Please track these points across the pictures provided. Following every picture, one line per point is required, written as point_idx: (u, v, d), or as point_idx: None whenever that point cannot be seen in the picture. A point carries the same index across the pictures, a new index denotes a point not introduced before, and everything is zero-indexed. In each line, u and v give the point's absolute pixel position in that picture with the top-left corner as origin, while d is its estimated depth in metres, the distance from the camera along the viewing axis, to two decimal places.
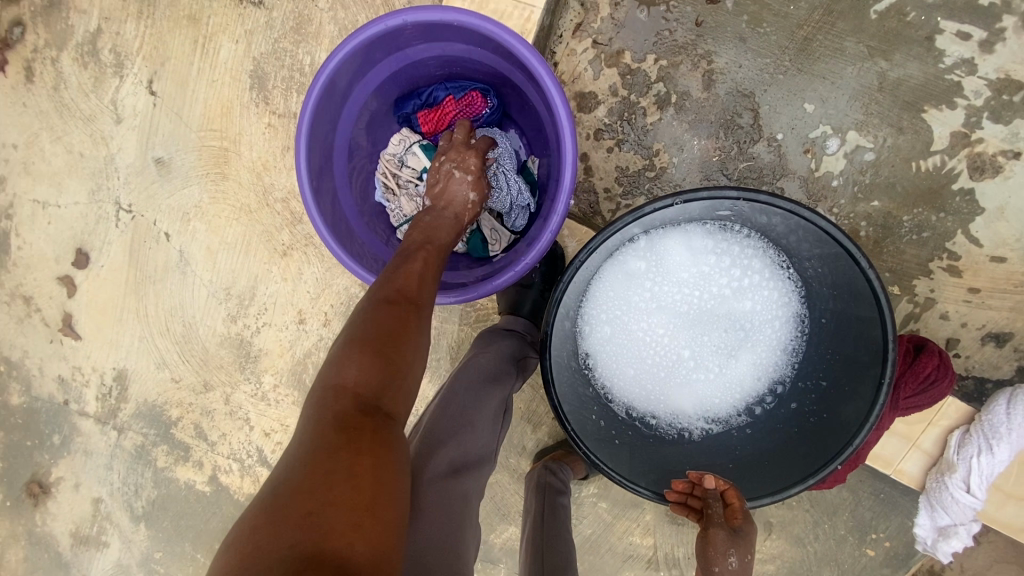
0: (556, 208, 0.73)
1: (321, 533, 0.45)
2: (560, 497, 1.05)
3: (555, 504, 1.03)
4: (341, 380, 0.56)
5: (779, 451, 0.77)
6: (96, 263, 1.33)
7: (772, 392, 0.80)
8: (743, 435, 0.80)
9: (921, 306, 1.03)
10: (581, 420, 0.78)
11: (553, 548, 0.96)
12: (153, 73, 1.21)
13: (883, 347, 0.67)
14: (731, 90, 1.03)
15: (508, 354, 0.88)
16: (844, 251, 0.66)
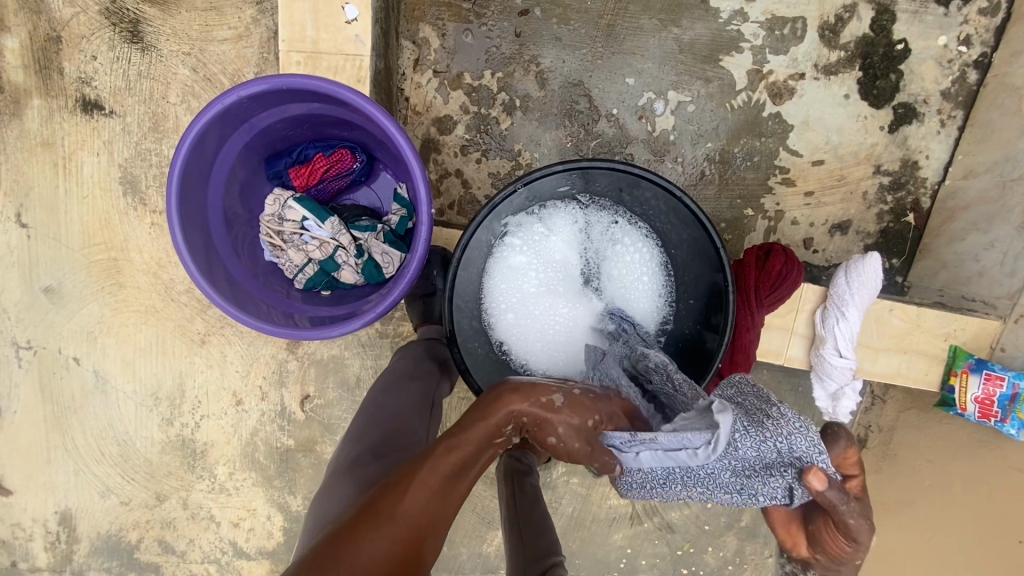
0: (420, 220, 0.78)
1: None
2: (526, 479, 1.10)
3: (522, 486, 1.08)
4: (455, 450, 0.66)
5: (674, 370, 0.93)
6: (8, 411, 1.27)
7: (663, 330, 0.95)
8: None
9: (774, 219, 1.20)
10: None
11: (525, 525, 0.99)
12: (20, 206, 1.20)
13: (715, 247, 0.84)
14: (563, 83, 1.16)
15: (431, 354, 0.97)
16: (653, 182, 0.84)
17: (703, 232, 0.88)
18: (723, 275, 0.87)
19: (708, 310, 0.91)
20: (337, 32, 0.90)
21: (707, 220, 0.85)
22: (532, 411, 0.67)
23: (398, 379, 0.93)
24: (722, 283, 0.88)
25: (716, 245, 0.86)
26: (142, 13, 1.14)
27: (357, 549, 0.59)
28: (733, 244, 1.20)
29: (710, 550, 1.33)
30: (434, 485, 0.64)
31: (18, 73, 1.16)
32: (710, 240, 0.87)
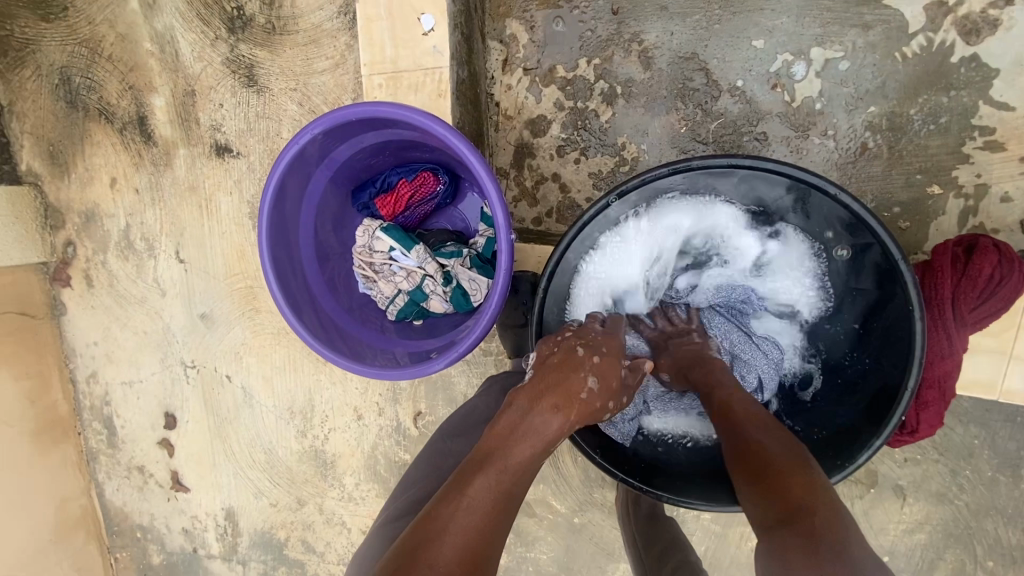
0: (499, 249, 0.70)
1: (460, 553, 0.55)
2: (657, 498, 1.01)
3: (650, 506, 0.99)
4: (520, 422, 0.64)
5: (836, 395, 0.79)
6: (183, 420, 1.47)
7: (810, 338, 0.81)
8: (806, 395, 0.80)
9: (973, 197, 0.91)
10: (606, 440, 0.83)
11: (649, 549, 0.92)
12: (178, 244, 1.37)
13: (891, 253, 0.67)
14: (672, 59, 0.99)
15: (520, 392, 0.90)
16: (788, 177, 0.70)
17: (870, 233, 0.70)
18: (905, 294, 0.68)
19: (884, 329, 0.73)
20: (415, 46, 0.86)
21: (878, 220, 0.68)
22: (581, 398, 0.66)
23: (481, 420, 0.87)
24: (904, 300, 0.69)
25: (894, 254, 0.68)
26: (255, 56, 1.22)
27: (443, 519, 0.57)
28: (913, 234, 0.93)
29: None
30: (484, 501, 0.59)
31: (167, 127, 1.31)
32: (883, 246, 0.69)
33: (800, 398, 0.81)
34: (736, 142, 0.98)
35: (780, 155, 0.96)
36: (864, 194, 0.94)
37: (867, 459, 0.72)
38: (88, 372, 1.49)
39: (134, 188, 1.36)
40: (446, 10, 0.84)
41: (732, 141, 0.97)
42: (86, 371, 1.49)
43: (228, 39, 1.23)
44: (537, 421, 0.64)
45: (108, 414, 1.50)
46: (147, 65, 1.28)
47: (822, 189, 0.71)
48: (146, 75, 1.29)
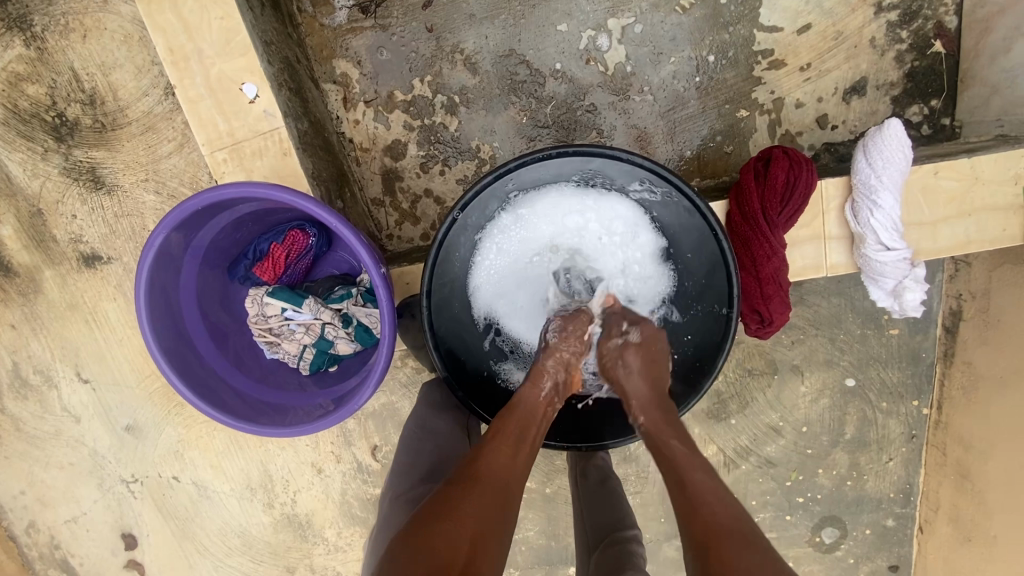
0: (372, 284, 0.75)
1: (500, 469, 0.68)
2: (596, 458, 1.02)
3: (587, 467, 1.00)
4: (539, 375, 0.78)
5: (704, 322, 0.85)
6: (142, 536, 1.41)
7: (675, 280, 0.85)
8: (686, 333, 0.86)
9: (774, 110, 1.05)
10: None
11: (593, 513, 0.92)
12: (77, 366, 1.31)
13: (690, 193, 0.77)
14: (494, 59, 1.07)
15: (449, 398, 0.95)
16: (593, 156, 0.78)
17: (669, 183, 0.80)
18: (707, 221, 0.80)
19: (707, 260, 0.82)
20: (246, 115, 0.88)
21: (671, 173, 0.78)
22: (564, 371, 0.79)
23: (417, 434, 0.89)
24: (710, 229, 0.80)
25: (690, 194, 0.79)
26: (94, 158, 1.18)
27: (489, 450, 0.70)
28: (737, 155, 1.07)
29: (822, 472, 1.24)
30: (512, 448, 0.71)
31: (23, 254, 1.24)
32: (682, 191, 0.79)
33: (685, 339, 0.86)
34: (573, 118, 1.07)
35: (612, 119, 1.06)
36: (690, 133, 1.07)
37: (727, 359, 0.82)
38: (25, 524, 1.40)
39: (9, 323, 1.28)
40: (265, 74, 0.87)
41: (568, 117, 1.07)
42: (22, 523, 1.40)
43: (60, 148, 1.18)
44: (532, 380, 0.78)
45: (61, 558, 1.42)
46: None
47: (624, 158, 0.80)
48: None
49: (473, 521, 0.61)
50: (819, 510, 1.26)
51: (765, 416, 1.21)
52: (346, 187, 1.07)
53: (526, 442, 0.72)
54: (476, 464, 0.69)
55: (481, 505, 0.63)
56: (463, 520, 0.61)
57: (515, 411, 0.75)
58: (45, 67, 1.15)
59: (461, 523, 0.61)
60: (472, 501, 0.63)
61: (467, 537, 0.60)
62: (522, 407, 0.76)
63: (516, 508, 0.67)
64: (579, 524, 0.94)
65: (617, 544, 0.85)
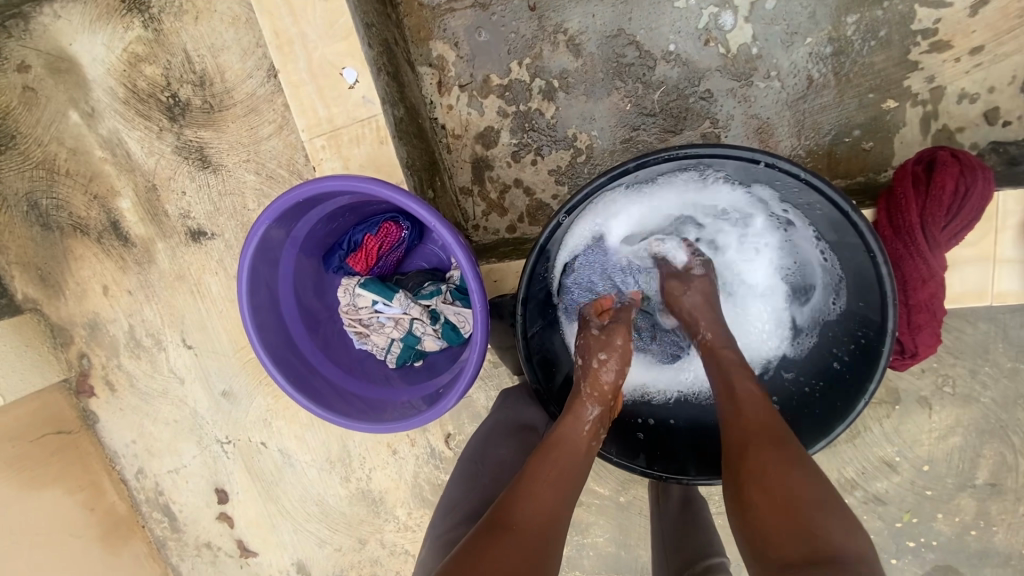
0: (468, 287, 0.72)
1: (536, 516, 0.61)
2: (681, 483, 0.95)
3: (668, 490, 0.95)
4: (572, 408, 0.72)
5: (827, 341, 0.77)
6: (233, 493, 1.51)
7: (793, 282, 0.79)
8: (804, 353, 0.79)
9: (930, 102, 0.90)
10: (618, 434, 0.83)
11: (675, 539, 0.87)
12: (182, 332, 1.40)
13: (844, 208, 0.66)
14: (601, 40, 0.98)
15: (532, 403, 0.91)
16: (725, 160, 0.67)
17: (813, 189, 0.69)
18: (864, 241, 0.67)
19: (849, 277, 0.72)
20: (345, 101, 0.86)
21: (821, 179, 0.66)
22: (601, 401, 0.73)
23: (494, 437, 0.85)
24: (864, 246, 0.68)
25: (843, 204, 0.67)
26: (202, 137, 1.23)
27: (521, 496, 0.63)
28: (878, 152, 0.92)
29: (943, 518, 1.09)
30: (548, 493, 0.64)
31: (139, 226, 1.32)
32: (832, 199, 0.68)
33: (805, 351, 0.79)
34: (684, 106, 0.97)
35: (730, 108, 0.95)
36: (822, 126, 0.93)
37: (869, 403, 0.71)
38: (135, 470, 1.54)
39: (127, 289, 1.39)
40: (365, 59, 0.84)
41: (679, 106, 0.97)
42: (132, 469, 1.54)
43: (173, 128, 1.24)
44: (575, 413, 0.71)
45: (164, 503, 1.55)
46: (104, 171, 1.30)
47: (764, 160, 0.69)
48: (107, 181, 1.31)
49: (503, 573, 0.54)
50: (932, 558, 1.11)
51: (880, 448, 1.07)
52: (437, 176, 1.03)
53: (564, 486, 0.65)
54: (507, 511, 0.61)
55: (516, 554, 0.56)
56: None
57: (552, 447, 0.68)
58: (162, 49, 1.20)
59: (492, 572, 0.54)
60: (504, 547, 0.57)
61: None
62: (563, 441, 0.69)
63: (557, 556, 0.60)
64: (655, 549, 0.89)
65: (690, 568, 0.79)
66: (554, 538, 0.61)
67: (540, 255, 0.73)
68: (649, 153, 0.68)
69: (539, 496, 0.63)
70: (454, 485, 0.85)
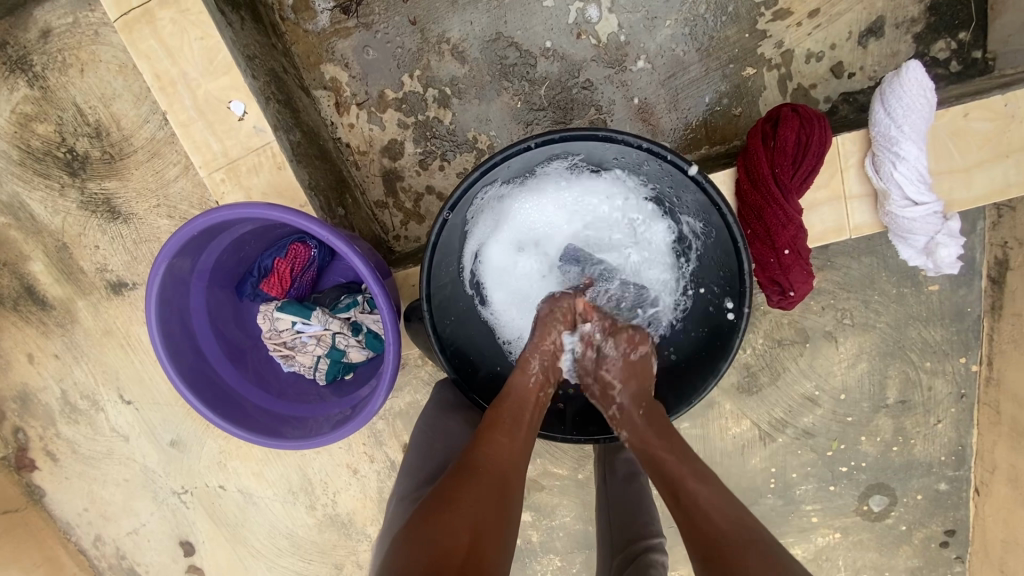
0: (371, 293, 0.75)
1: (497, 469, 0.68)
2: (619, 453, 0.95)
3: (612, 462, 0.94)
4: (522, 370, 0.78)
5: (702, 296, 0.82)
6: (198, 542, 1.47)
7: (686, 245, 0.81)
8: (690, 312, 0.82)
9: (783, 65, 0.99)
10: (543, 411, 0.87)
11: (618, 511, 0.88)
12: (119, 388, 1.36)
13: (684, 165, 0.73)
14: (482, 45, 1.03)
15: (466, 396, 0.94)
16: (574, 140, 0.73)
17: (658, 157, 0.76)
18: (709, 195, 0.75)
19: (710, 233, 0.79)
20: (237, 133, 0.88)
21: (661, 147, 0.74)
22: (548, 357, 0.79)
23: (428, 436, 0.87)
24: (710, 201, 0.76)
25: (685, 166, 0.75)
26: (107, 189, 1.21)
27: (481, 450, 0.69)
28: (747, 117, 1.01)
29: (865, 439, 1.19)
30: (508, 446, 0.71)
31: (56, 287, 1.29)
32: (676, 164, 0.76)
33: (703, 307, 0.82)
34: (569, 97, 1.03)
35: (610, 93, 1.02)
36: (694, 99, 1.01)
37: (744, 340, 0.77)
38: (91, 539, 1.48)
39: (52, 354, 1.35)
40: (250, 90, 0.87)
41: (564, 97, 1.03)
42: (89, 538, 1.48)
43: (76, 183, 1.22)
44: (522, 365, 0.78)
45: (128, 567, 1.50)
46: (10, 237, 1.26)
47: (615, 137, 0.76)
48: (14, 247, 1.27)
49: (472, 513, 0.61)
50: (864, 478, 1.21)
51: (800, 386, 1.16)
52: (346, 194, 1.06)
53: (518, 438, 0.72)
54: (472, 456, 0.69)
55: (483, 496, 0.64)
56: (459, 515, 0.61)
57: (506, 405, 0.75)
58: (51, 106, 1.18)
59: (461, 514, 0.61)
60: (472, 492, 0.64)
61: (466, 530, 0.59)
62: (511, 396, 0.76)
63: (517, 497, 0.67)
64: (600, 527, 0.89)
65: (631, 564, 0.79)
66: (513, 484, 0.68)
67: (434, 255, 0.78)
68: (506, 145, 0.73)
69: (499, 451, 0.70)
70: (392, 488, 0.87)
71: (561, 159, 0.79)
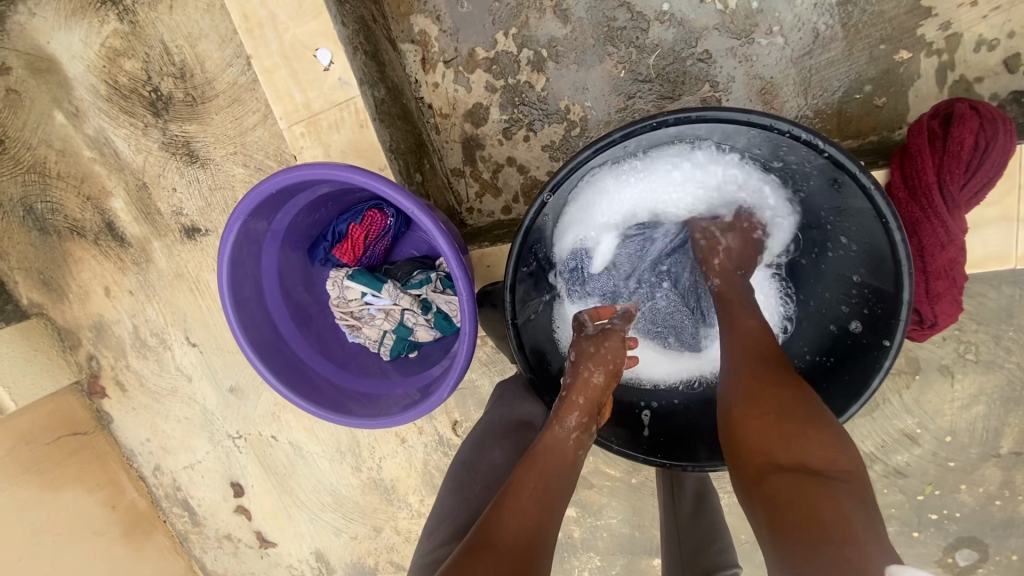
0: (452, 276, 0.68)
1: (520, 539, 0.59)
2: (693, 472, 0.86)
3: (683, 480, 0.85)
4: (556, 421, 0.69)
5: (824, 313, 0.73)
6: (247, 485, 1.52)
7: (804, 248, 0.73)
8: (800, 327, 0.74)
9: (948, 49, 0.83)
10: (620, 422, 0.79)
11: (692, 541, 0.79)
12: (186, 330, 1.39)
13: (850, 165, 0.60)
14: (589, 3, 0.92)
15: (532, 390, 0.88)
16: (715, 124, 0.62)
17: (812, 150, 0.63)
18: (874, 203, 0.61)
19: (863, 241, 0.66)
20: (321, 84, 0.82)
21: (821, 138, 0.61)
22: (587, 399, 0.70)
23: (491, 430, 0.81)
24: (872, 211, 0.63)
25: (849, 164, 0.61)
26: (187, 132, 1.20)
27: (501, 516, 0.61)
28: (892, 109, 0.86)
29: (967, 489, 1.05)
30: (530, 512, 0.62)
31: (134, 225, 1.31)
32: (837, 160, 0.62)
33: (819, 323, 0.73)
34: (681, 70, 0.91)
35: (730, 69, 0.89)
36: (831, 82, 0.87)
37: (885, 380, 0.66)
38: (151, 467, 1.56)
39: (128, 290, 1.38)
40: (338, 37, 0.80)
41: (675, 70, 0.91)
42: (149, 466, 1.56)
43: (158, 123, 1.21)
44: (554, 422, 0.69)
45: (182, 498, 1.57)
46: (94, 171, 1.28)
47: (761, 123, 0.63)
48: (98, 182, 1.29)
49: None
50: (957, 531, 1.07)
51: (900, 421, 1.03)
52: (424, 158, 0.99)
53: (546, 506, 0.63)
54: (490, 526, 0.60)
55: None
56: None
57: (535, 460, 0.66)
58: (140, 42, 1.17)
59: None
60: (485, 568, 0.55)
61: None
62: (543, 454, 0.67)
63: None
64: (666, 541, 0.81)
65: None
66: (540, 556, 0.59)
67: (526, 241, 0.70)
68: (632, 122, 0.63)
69: (523, 516, 0.61)
70: (451, 477, 0.84)
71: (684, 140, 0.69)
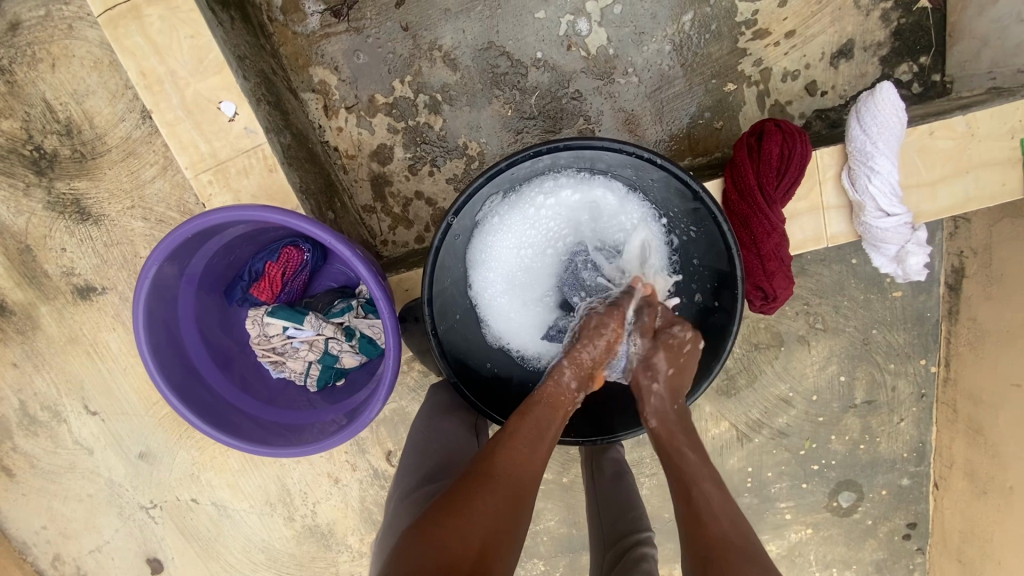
0: (374, 298, 0.74)
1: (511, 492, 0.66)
2: (608, 451, 0.98)
3: (599, 461, 0.97)
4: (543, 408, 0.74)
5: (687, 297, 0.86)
6: (167, 559, 1.40)
7: (672, 248, 0.84)
8: (677, 314, 0.85)
9: (760, 82, 1.04)
10: None
11: (611, 516, 0.88)
12: (83, 398, 1.29)
13: (683, 173, 0.74)
14: (474, 53, 1.05)
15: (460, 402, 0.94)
16: (580, 149, 0.74)
17: (656, 165, 0.78)
18: (705, 204, 0.78)
19: (704, 238, 0.81)
20: (226, 134, 0.86)
21: (661, 158, 0.76)
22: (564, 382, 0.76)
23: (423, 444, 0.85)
24: (705, 209, 0.78)
25: (682, 176, 0.77)
26: (77, 189, 1.16)
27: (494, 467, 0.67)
28: (728, 129, 1.05)
29: (835, 438, 1.24)
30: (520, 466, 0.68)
31: (16, 291, 1.22)
32: (673, 174, 0.78)
33: (690, 308, 0.84)
34: (559, 106, 1.05)
35: (598, 105, 1.05)
36: (679, 111, 1.05)
37: (735, 342, 0.80)
38: (50, 558, 1.40)
39: (11, 361, 1.27)
40: (242, 91, 0.85)
41: (554, 106, 1.05)
42: (46, 558, 1.40)
43: (41, 182, 1.16)
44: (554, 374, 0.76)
45: None
46: None
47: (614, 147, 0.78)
48: None
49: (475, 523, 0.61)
50: (835, 476, 1.26)
51: (775, 388, 1.21)
52: (335, 197, 1.05)
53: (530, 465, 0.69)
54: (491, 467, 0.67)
55: (488, 509, 0.63)
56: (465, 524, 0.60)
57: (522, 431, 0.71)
58: (17, 101, 1.13)
59: (466, 526, 0.60)
60: (481, 499, 0.63)
61: (477, 534, 0.60)
62: (542, 402, 0.74)
63: (524, 510, 0.66)
64: (593, 525, 0.91)
65: (620, 558, 0.81)
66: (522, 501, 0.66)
67: (437, 260, 0.79)
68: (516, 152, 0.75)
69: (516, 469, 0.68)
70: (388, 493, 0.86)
71: (558, 167, 0.81)
